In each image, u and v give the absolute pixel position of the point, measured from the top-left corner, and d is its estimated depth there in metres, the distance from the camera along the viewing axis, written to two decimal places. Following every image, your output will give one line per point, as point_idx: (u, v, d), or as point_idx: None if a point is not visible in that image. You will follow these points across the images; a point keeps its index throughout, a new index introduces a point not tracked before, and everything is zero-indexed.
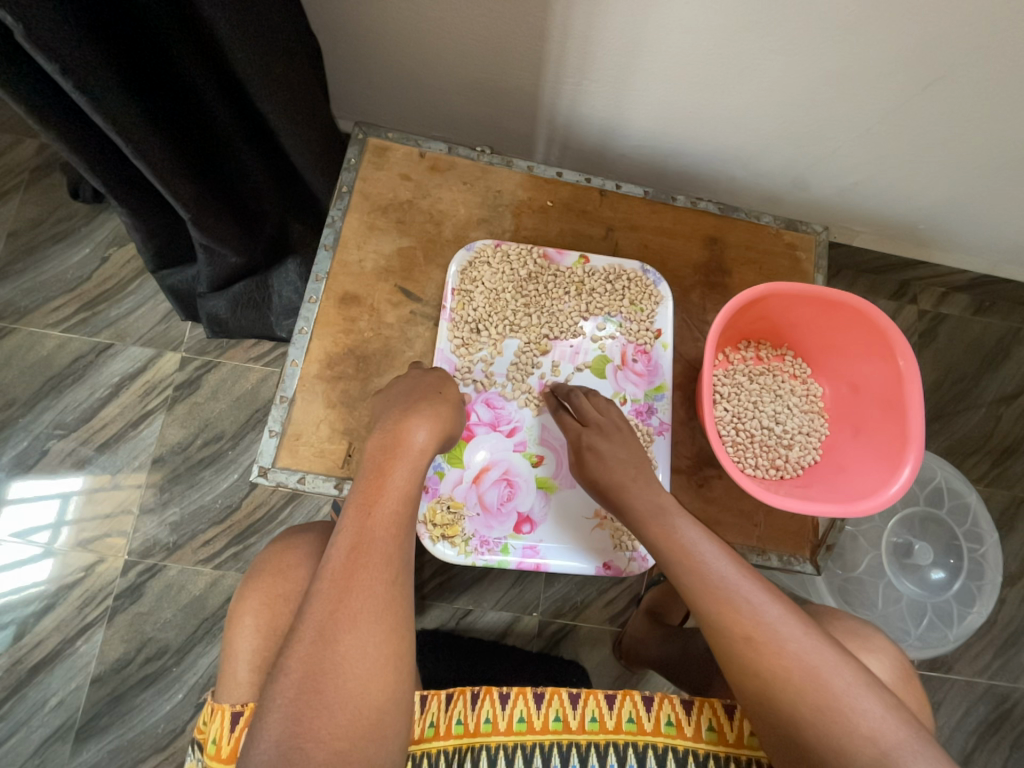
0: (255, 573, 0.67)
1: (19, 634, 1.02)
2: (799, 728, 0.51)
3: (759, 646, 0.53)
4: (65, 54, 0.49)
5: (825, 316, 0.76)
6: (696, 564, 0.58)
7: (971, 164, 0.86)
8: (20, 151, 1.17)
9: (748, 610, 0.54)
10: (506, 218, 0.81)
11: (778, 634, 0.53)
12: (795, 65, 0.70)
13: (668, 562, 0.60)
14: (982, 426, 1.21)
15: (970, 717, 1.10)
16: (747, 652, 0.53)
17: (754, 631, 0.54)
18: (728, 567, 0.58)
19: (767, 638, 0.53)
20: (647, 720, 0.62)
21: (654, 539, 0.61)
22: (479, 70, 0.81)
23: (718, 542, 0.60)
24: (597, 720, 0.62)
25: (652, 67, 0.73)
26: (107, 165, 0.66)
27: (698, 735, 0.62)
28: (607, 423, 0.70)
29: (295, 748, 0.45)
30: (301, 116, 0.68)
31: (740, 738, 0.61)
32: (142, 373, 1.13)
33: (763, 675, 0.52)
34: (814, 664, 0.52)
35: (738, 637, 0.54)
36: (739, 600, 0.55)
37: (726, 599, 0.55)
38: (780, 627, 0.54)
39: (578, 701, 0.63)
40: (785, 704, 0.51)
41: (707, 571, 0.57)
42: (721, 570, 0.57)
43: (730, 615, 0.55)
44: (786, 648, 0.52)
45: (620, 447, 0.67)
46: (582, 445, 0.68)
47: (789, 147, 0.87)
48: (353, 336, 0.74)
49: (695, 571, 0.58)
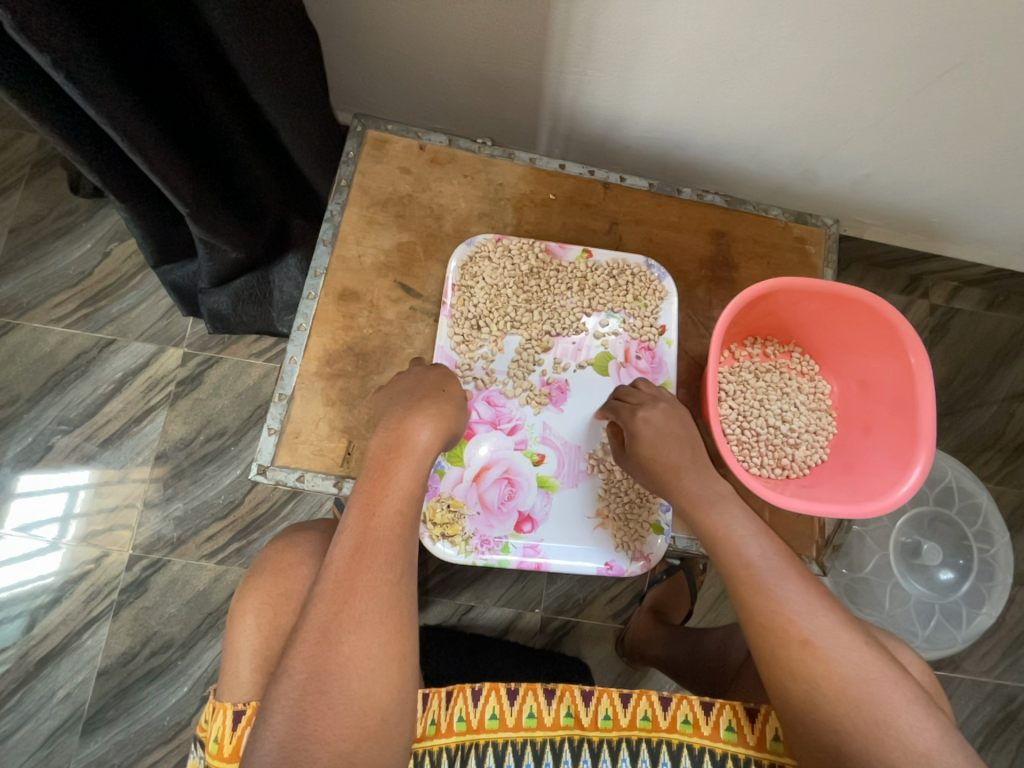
0: (256, 572, 0.66)
1: (30, 625, 1.03)
2: (847, 739, 0.50)
3: (816, 651, 0.52)
4: (55, 44, 0.47)
5: (835, 312, 0.75)
6: (748, 564, 0.57)
7: (987, 154, 0.84)
8: (22, 146, 1.17)
9: (807, 614, 0.54)
10: (507, 212, 0.80)
11: (836, 643, 0.53)
12: (806, 53, 0.68)
13: (723, 557, 0.59)
14: (993, 424, 1.19)
15: (978, 716, 1.09)
16: (802, 656, 0.53)
17: (811, 635, 0.53)
18: (788, 570, 0.57)
19: (824, 644, 0.53)
20: (662, 718, 0.62)
21: (713, 531, 0.60)
22: (482, 60, 0.79)
23: (768, 539, 0.59)
24: (610, 717, 0.62)
25: (659, 56, 0.71)
26: (104, 158, 0.65)
27: (716, 735, 0.61)
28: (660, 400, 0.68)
29: (299, 749, 0.44)
30: (299, 105, 0.67)
31: (761, 741, 0.61)
32: (144, 369, 1.12)
33: (816, 681, 0.52)
34: (869, 676, 0.51)
35: (794, 639, 0.53)
36: (798, 604, 0.54)
37: (783, 599, 0.55)
38: (839, 636, 0.53)
39: (591, 699, 0.62)
40: (837, 712, 0.51)
41: (764, 570, 0.57)
42: (782, 572, 0.56)
43: (786, 615, 0.54)
44: (843, 657, 0.52)
45: (672, 426, 0.65)
46: (638, 419, 0.65)
47: (799, 138, 0.85)
48: (352, 333, 0.73)
49: (752, 570, 0.57)
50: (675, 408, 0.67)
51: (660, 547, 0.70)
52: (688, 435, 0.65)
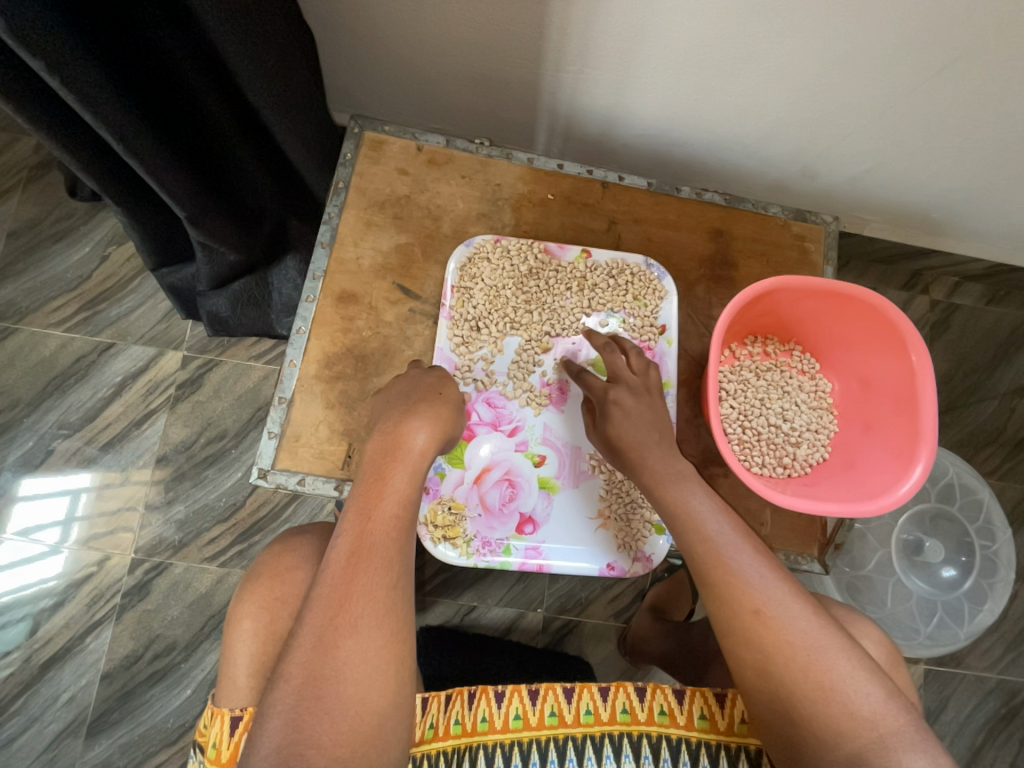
0: (253, 577, 0.66)
1: (32, 629, 1.03)
2: (798, 706, 0.50)
3: (767, 621, 0.52)
4: (52, 50, 0.47)
5: (836, 310, 0.74)
6: (707, 538, 0.57)
7: (986, 149, 0.83)
8: (19, 150, 1.17)
9: (760, 585, 0.54)
10: (505, 212, 0.79)
11: (787, 613, 0.53)
12: (804, 50, 0.68)
13: (683, 532, 0.59)
14: (995, 419, 1.19)
15: (980, 711, 1.09)
16: (754, 626, 0.53)
17: (763, 605, 0.53)
18: (743, 542, 0.57)
19: (776, 614, 0.52)
20: (639, 710, 0.61)
21: (672, 506, 0.60)
22: (479, 60, 0.79)
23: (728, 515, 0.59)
24: (592, 713, 0.62)
25: (655, 54, 0.71)
26: (100, 164, 0.64)
27: (690, 724, 0.61)
28: (637, 382, 0.68)
29: (296, 754, 0.44)
30: (296, 107, 0.66)
31: (730, 726, 0.61)
32: (144, 372, 1.12)
33: (768, 650, 0.52)
34: (818, 645, 0.51)
35: (746, 609, 0.53)
36: (752, 575, 0.54)
37: (737, 571, 0.55)
38: (790, 606, 0.53)
39: (572, 695, 0.62)
40: (787, 680, 0.51)
41: (720, 544, 0.56)
42: (738, 545, 0.56)
43: (739, 586, 0.54)
44: (793, 626, 0.52)
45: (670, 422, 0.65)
46: (609, 399, 0.67)
47: (798, 134, 0.85)
48: (351, 335, 0.73)
49: (709, 542, 0.57)
50: (649, 394, 0.68)
51: (661, 547, 0.70)
52: (655, 419, 0.66)
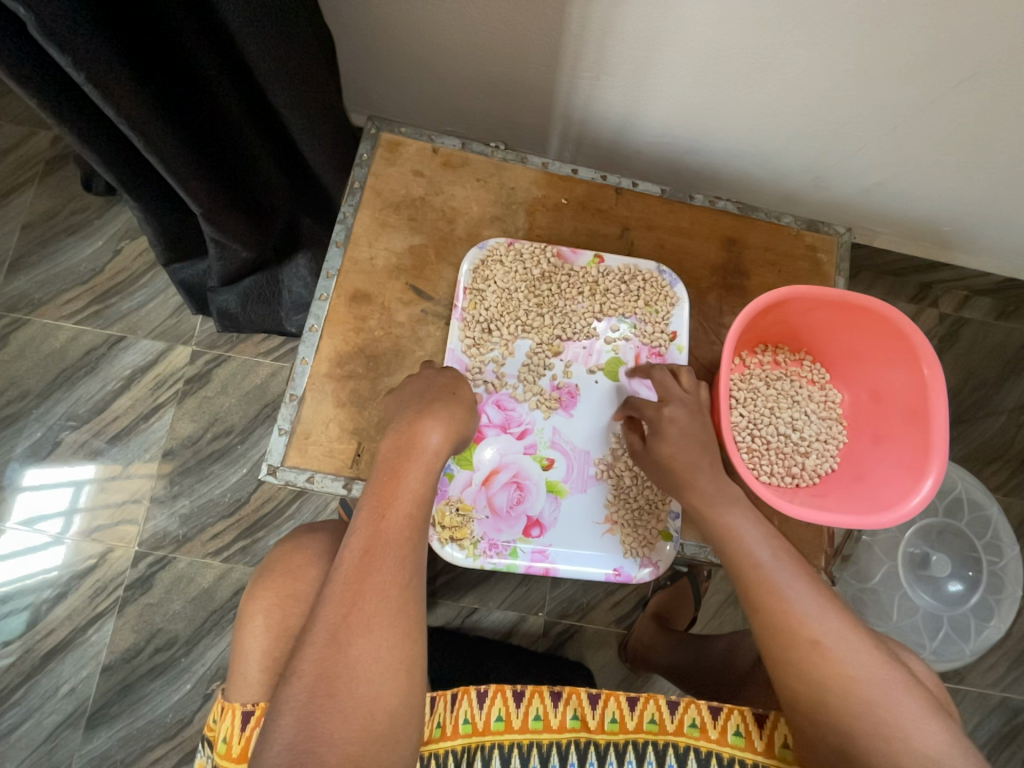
0: (264, 573, 0.66)
1: (33, 620, 1.03)
2: (856, 740, 0.51)
3: (825, 653, 0.53)
4: (77, 46, 0.48)
5: (847, 321, 0.74)
6: (760, 567, 0.57)
7: (1000, 165, 0.84)
8: (35, 142, 1.18)
9: (817, 617, 0.54)
10: (519, 216, 0.80)
11: (845, 645, 0.53)
12: (819, 62, 0.68)
13: (735, 559, 0.59)
14: (1002, 434, 1.19)
15: (983, 729, 1.08)
16: (811, 658, 0.53)
17: (820, 637, 0.53)
18: (797, 572, 0.57)
19: (834, 646, 0.53)
20: (669, 721, 0.61)
21: (725, 530, 0.60)
22: (495, 65, 0.79)
23: (778, 542, 0.59)
24: (617, 720, 0.62)
25: (673, 62, 0.71)
26: (120, 159, 0.65)
27: (723, 738, 0.60)
28: (690, 400, 0.66)
29: (308, 751, 0.44)
30: (314, 108, 0.67)
31: (769, 747, 0.59)
32: (153, 366, 1.13)
33: (826, 683, 0.52)
34: (878, 679, 0.52)
35: (804, 640, 0.54)
36: (807, 606, 0.55)
37: (793, 601, 0.55)
38: (849, 638, 0.53)
39: (597, 702, 0.63)
40: (845, 713, 0.51)
41: (773, 571, 0.57)
42: (793, 574, 0.57)
43: (796, 616, 0.54)
44: (852, 659, 0.52)
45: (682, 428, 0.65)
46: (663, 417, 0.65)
47: (812, 146, 0.85)
48: (364, 335, 0.73)
49: (762, 570, 0.57)
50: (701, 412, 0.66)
51: (669, 555, 0.70)
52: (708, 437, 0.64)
